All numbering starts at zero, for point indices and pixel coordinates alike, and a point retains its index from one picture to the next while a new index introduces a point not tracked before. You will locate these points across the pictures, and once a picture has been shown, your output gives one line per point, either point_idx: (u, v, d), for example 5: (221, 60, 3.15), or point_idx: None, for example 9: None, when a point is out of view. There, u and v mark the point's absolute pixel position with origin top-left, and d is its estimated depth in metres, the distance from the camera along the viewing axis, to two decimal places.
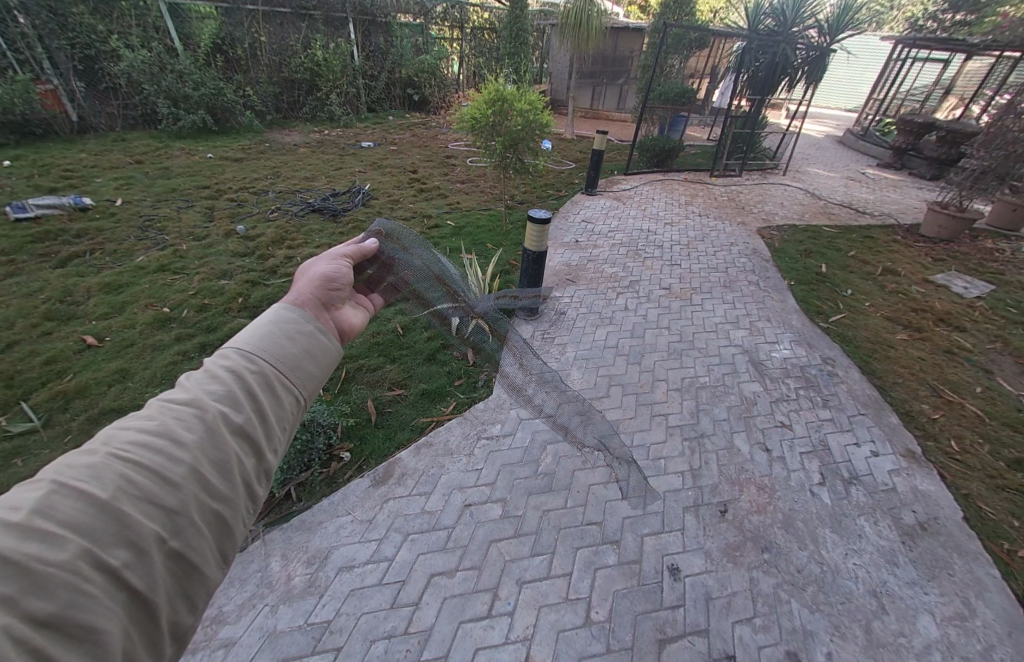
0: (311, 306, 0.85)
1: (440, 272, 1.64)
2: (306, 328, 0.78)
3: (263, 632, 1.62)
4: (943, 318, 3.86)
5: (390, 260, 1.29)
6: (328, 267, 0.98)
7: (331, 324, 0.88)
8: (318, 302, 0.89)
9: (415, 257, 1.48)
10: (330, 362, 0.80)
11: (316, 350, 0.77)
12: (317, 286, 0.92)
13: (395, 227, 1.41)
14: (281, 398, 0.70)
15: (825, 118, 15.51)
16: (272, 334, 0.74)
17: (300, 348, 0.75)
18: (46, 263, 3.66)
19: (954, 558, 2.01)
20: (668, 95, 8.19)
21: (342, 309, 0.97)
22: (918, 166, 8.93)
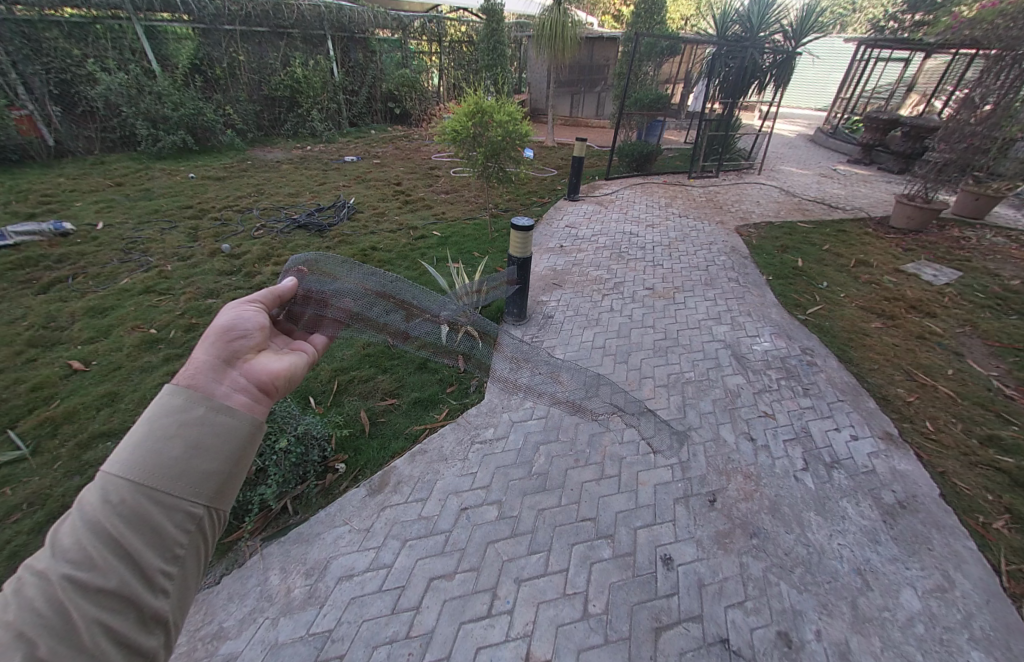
0: (207, 375, 0.73)
1: (380, 289, 1.53)
2: (196, 415, 0.65)
3: (265, 645, 1.63)
4: (915, 305, 4.01)
5: (319, 295, 1.26)
6: (233, 314, 0.89)
7: (239, 386, 0.76)
8: (219, 362, 0.77)
9: (347, 280, 1.40)
10: (239, 440, 0.67)
11: (212, 433, 0.65)
12: (216, 343, 0.81)
13: (311, 259, 1.36)
14: (167, 517, 0.58)
15: (796, 118, 16.02)
16: (145, 435, 0.62)
17: (186, 442, 0.63)
18: (27, 290, 3.62)
19: (932, 533, 2.09)
20: (643, 101, 8.41)
21: (257, 362, 0.85)
22: (886, 161, 9.28)
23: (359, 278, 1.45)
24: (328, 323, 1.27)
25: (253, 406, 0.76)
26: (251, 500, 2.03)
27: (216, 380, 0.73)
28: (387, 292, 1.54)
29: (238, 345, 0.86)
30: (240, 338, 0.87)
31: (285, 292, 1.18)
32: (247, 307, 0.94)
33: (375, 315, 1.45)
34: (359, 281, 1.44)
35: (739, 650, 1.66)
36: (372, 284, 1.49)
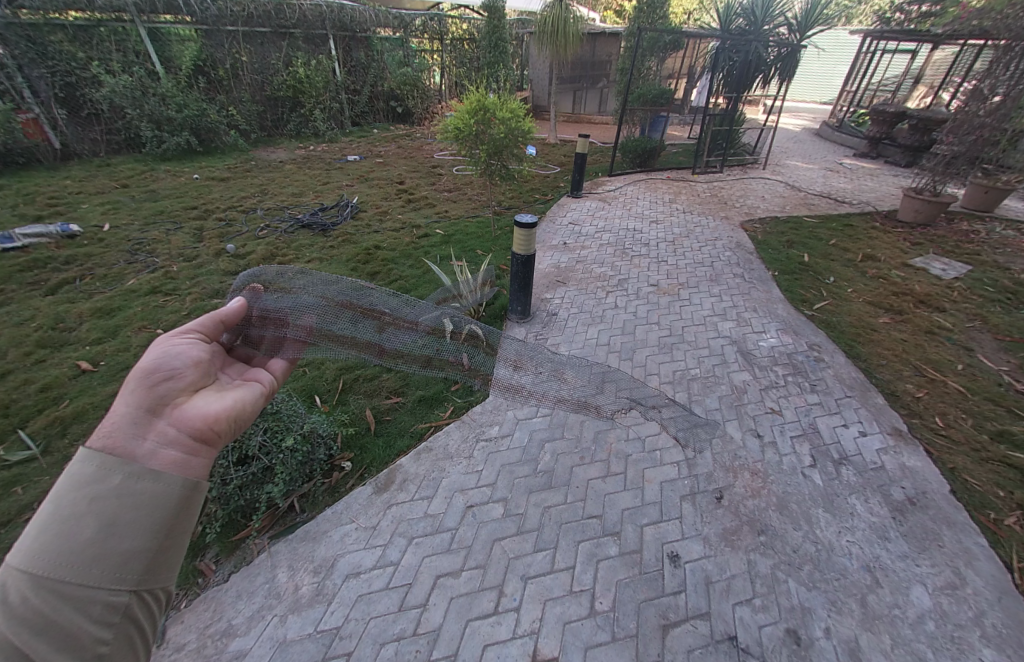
0: (126, 437, 0.77)
1: (342, 299, 1.62)
2: (114, 497, 0.69)
3: (273, 642, 1.64)
4: (923, 299, 3.97)
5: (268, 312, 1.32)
6: (161, 356, 0.93)
7: (165, 443, 0.81)
8: (141, 418, 0.82)
9: (304, 294, 1.49)
10: (162, 512, 0.72)
11: (131, 510, 0.70)
12: (140, 394, 0.86)
13: (264, 275, 1.45)
14: (86, 605, 0.63)
15: (802, 112, 15.86)
16: (58, 519, 0.66)
17: (102, 523, 0.67)
18: (35, 291, 3.66)
19: (943, 530, 2.07)
20: (646, 96, 8.35)
21: (184, 409, 0.90)
22: (893, 154, 9.17)
23: (318, 293, 1.55)
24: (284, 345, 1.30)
25: (180, 463, 0.80)
26: (259, 498, 2.02)
27: (136, 443, 0.77)
28: (351, 301, 1.64)
29: (166, 390, 0.91)
30: (168, 383, 0.92)
31: (232, 313, 1.19)
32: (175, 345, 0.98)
33: (338, 329, 1.54)
34: (317, 296, 1.53)
35: (748, 647, 1.65)
36: (333, 296, 1.59)
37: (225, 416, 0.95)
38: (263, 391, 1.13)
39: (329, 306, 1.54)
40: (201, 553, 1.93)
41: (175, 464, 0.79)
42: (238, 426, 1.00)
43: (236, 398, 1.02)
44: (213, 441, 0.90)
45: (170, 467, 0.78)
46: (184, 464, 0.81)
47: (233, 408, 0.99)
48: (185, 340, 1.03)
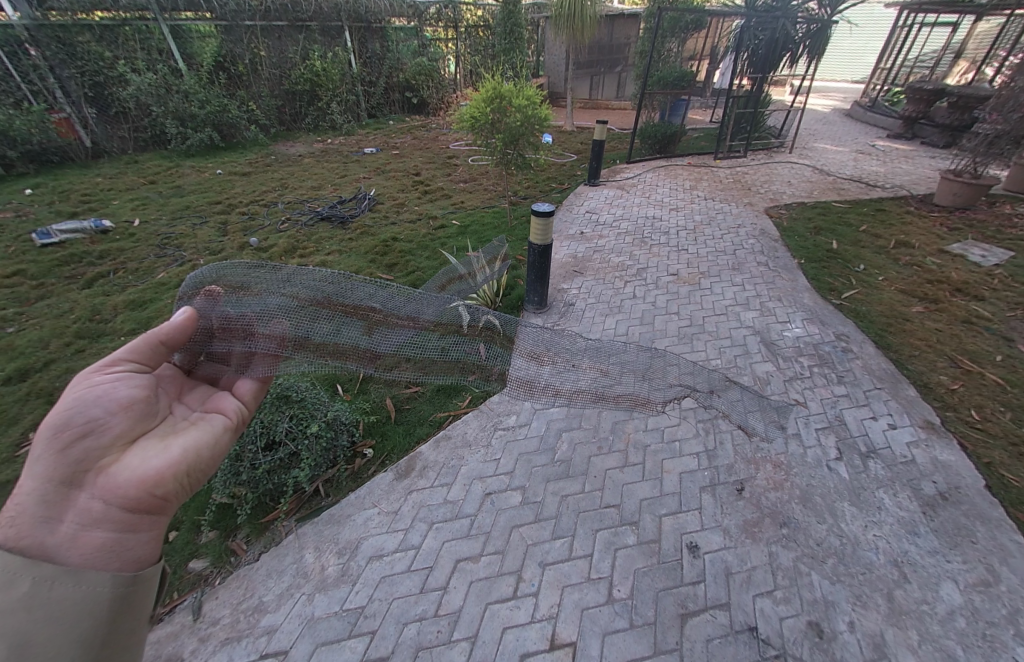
0: (35, 524, 0.78)
1: (319, 296, 1.59)
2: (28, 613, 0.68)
3: (302, 620, 1.71)
4: (960, 287, 3.79)
5: (226, 322, 1.28)
6: (78, 408, 0.91)
7: (87, 524, 0.82)
8: (56, 494, 0.82)
9: (273, 294, 1.46)
10: (89, 617, 0.74)
11: (47, 623, 0.69)
12: (53, 463, 0.85)
13: (224, 271, 1.39)
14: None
15: (832, 92, 15.18)
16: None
17: (14, 643, 0.66)
18: (72, 285, 3.83)
19: (976, 526, 2.00)
20: (667, 80, 8.11)
21: (111, 475, 0.89)
22: (930, 134, 8.73)
23: (291, 290, 1.52)
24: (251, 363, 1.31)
25: (108, 547, 0.82)
26: (285, 483, 2.08)
27: (48, 531, 0.78)
28: (329, 299, 1.62)
29: (88, 450, 0.90)
30: (89, 441, 0.91)
31: (173, 332, 1.14)
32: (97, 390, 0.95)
33: (317, 334, 1.52)
34: (290, 294, 1.51)
35: (768, 639, 1.64)
36: (307, 294, 1.56)
37: (160, 473, 0.95)
38: (212, 425, 1.13)
39: (302, 306, 1.52)
40: (232, 534, 2.01)
41: (101, 550, 0.81)
42: (188, 475, 1.01)
43: (178, 446, 1.01)
44: (146, 507, 0.90)
45: (92, 555, 0.79)
46: (113, 548, 0.83)
47: (174, 460, 0.98)
48: (110, 379, 0.99)
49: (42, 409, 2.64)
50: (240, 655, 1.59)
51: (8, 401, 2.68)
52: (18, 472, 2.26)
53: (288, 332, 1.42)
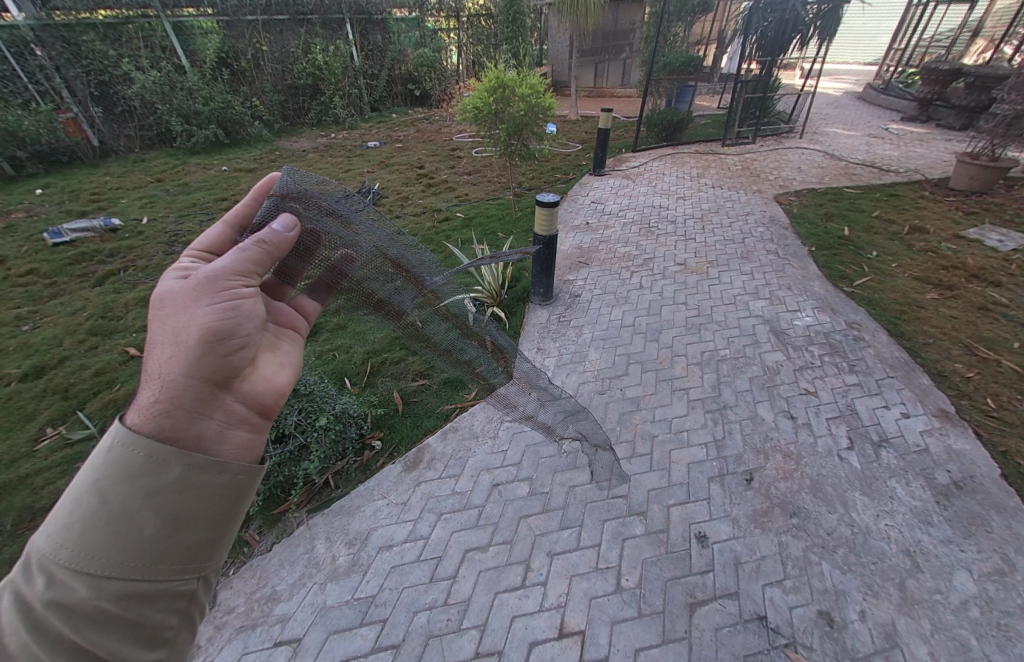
0: (189, 418, 0.72)
1: (393, 254, 1.36)
2: (174, 487, 0.65)
3: (314, 608, 1.73)
4: (977, 273, 3.70)
5: (312, 236, 1.10)
6: (225, 314, 0.81)
7: (232, 422, 0.77)
8: (210, 394, 0.76)
9: (359, 233, 1.24)
10: (226, 504, 0.70)
11: (192, 505, 0.66)
12: (209, 366, 0.76)
13: (314, 183, 1.14)
14: (156, 597, 0.63)
15: (843, 74, 14.79)
16: (109, 512, 0.62)
17: (163, 519, 0.64)
18: (84, 283, 3.88)
19: (991, 515, 1.97)
20: (673, 65, 7.95)
21: (250, 381, 0.83)
22: (945, 116, 8.50)
23: (372, 236, 1.30)
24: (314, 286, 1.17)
25: (247, 446, 0.78)
26: (296, 475, 2.12)
27: (203, 424, 0.73)
28: (401, 262, 1.39)
29: (237, 358, 0.82)
30: (239, 349, 0.82)
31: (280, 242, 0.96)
32: (243, 301, 0.84)
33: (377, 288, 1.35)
34: (370, 240, 1.29)
35: (778, 628, 1.64)
36: (387, 248, 1.35)
37: (288, 386, 0.92)
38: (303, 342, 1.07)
39: (378, 260, 1.31)
40: (245, 524, 2.05)
41: (243, 447, 0.77)
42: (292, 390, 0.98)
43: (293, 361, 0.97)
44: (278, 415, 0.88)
45: (236, 451, 0.75)
46: (252, 445, 0.79)
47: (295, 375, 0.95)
48: (247, 287, 0.87)
49: (58, 405, 2.69)
50: (256, 643, 1.63)
51: (26, 398, 2.74)
52: (38, 466, 2.31)
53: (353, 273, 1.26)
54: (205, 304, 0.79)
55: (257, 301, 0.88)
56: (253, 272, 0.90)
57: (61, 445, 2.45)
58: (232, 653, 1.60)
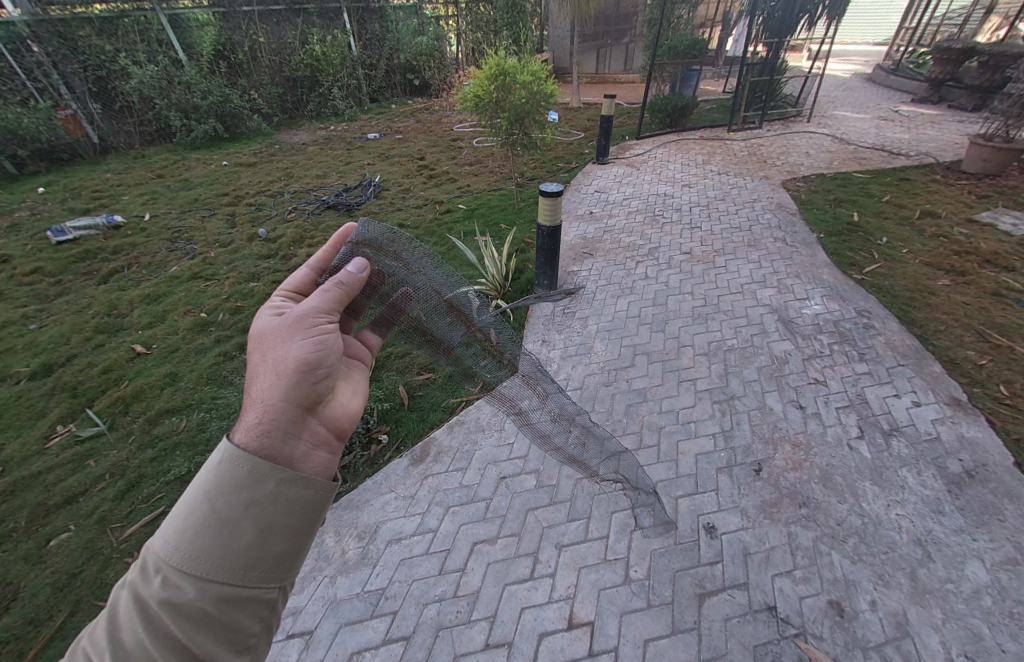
0: (283, 437, 0.71)
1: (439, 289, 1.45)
2: (268, 494, 0.64)
3: (325, 601, 1.75)
4: (990, 258, 3.63)
5: (375, 278, 1.16)
6: (315, 346, 0.82)
7: (316, 444, 0.76)
8: (301, 419, 0.75)
9: (415, 274, 1.34)
10: (312, 516, 0.69)
11: (284, 516, 0.65)
12: (302, 393, 0.77)
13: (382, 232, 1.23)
14: (246, 607, 0.60)
15: (852, 55, 14.43)
16: (212, 519, 0.61)
17: (257, 529, 0.62)
18: (89, 281, 3.89)
19: (1004, 504, 1.95)
20: (677, 49, 7.76)
21: (331, 409, 0.84)
22: (958, 97, 8.30)
23: (426, 275, 1.39)
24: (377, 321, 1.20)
25: (329, 465, 0.77)
26: None
27: (293, 445, 0.72)
28: (448, 298, 1.49)
29: (322, 386, 0.82)
30: (324, 377, 0.83)
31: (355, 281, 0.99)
32: (328, 334, 0.86)
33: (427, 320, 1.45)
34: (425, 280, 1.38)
35: (788, 618, 1.63)
36: (438, 285, 1.44)
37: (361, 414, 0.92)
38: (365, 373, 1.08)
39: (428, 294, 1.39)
40: None
41: (324, 465, 0.76)
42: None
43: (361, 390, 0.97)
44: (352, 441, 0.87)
45: (319, 471, 0.74)
46: (331, 463, 0.78)
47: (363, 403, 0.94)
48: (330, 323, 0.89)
49: (68, 402, 2.71)
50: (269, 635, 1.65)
51: (36, 396, 2.76)
52: (50, 463, 2.33)
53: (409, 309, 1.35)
54: (299, 339, 0.80)
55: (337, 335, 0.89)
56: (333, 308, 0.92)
57: (72, 442, 2.47)
58: None
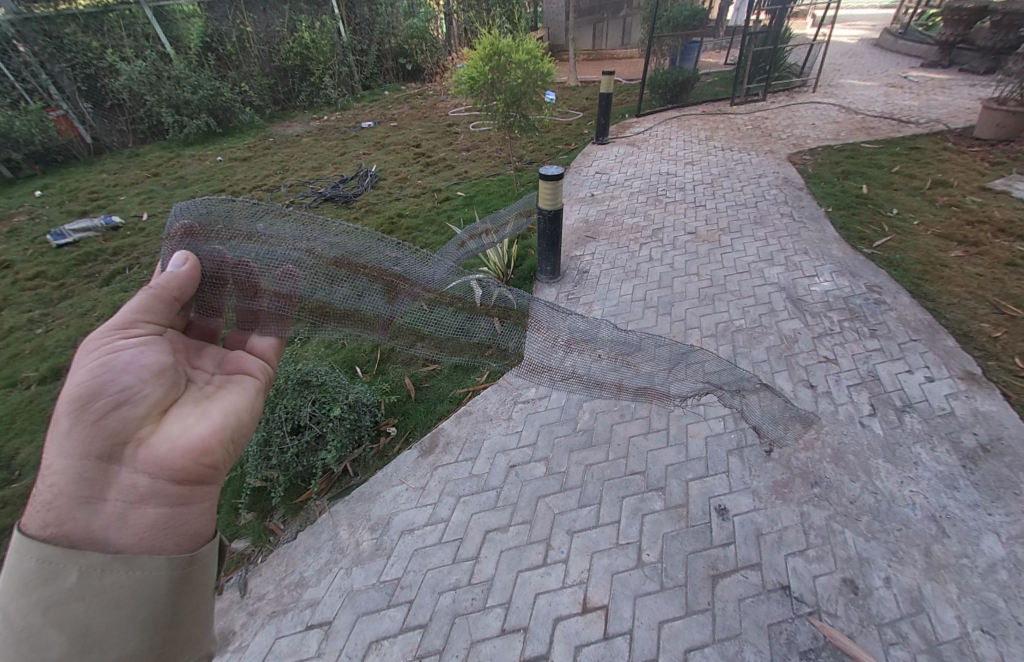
0: (75, 507, 0.63)
1: (341, 255, 1.25)
2: (70, 594, 0.57)
3: (342, 592, 1.77)
4: (1004, 227, 3.54)
5: (242, 270, 1.02)
6: (101, 374, 0.74)
7: (134, 501, 0.68)
8: (93, 471, 0.67)
9: (283, 243, 1.13)
10: (153, 603, 0.62)
11: (103, 614, 0.58)
12: (84, 437, 0.69)
13: (218, 205, 1.06)
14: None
15: (859, 19, 13.93)
16: (12, 634, 0.55)
17: (73, 635, 0.56)
18: (92, 283, 3.88)
19: (1020, 477, 1.93)
20: (676, 21, 7.44)
21: (149, 442, 0.74)
22: (970, 60, 8.04)
23: (307, 243, 1.19)
24: (267, 319, 1.08)
25: (164, 525, 0.69)
26: (315, 464, 2.14)
27: (91, 512, 0.64)
28: (353, 260, 1.27)
29: (123, 418, 0.74)
30: (123, 406, 0.74)
31: (175, 285, 0.90)
32: (119, 352, 0.78)
33: (336, 296, 1.23)
34: (304, 245, 1.18)
35: (802, 596, 1.64)
36: (329, 249, 1.23)
37: (211, 440, 0.80)
38: (250, 387, 0.97)
39: (321, 264, 1.19)
40: (270, 514, 2.08)
41: (156, 528, 0.68)
42: (234, 442, 0.87)
43: (220, 410, 0.86)
44: (198, 474, 0.76)
45: (149, 535, 0.67)
46: (170, 525, 0.70)
47: (219, 425, 0.83)
48: (134, 340, 0.82)
49: None
50: (288, 627, 1.67)
51: (47, 400, 2.78)
52: None
53: (301, 290, 1.14)
54: (78, 374, 0.72)
55: (143, 352, 0.81)
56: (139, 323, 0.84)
57: None
58: (266, 638, 1.64)
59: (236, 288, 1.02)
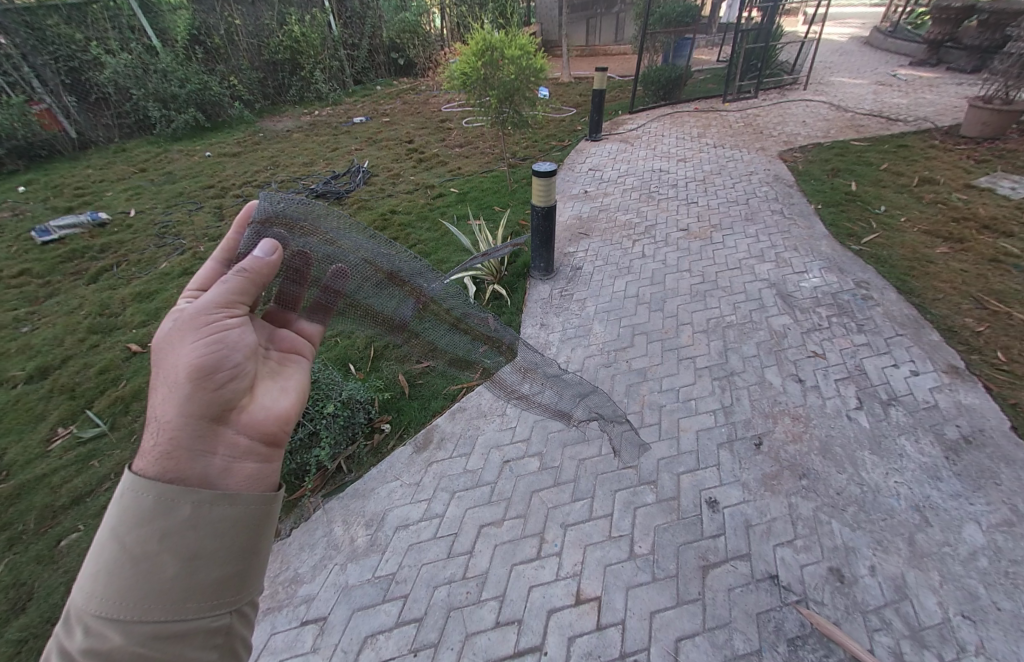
0: (190, 456, 0.68)
1: (389, 266, 1.29)
2: (182, 520, 0.61)
3: (337, 587, 1.78)
4: (988, 224, 3.61)
5: (299, 258, 1.04)
6: (211, 348, 0.77)
7: (236, 456, 0.73)
8: (207, 430, 0.72)
9: (351, 249, 1.17)
10: (246, 536, 0.67)
11: (211, 539, 0.62)
12: (201, 402, 0.73)
13: (294, 204, 1.06)
14: (187, 641, 0.58)
15: (850, 18, 14.03)
16: (128, 558, 0.58)
17: (183, 558, 0.60)
18: (79, 280, 3.82)
19: (1001, 468, 1.98)
20: (670, 17, 7.42)
21: (249, 413, 0.79)
22: (956, 58, 8.16)
23: (368, 251, 1.22)
24: (312, 307, 1.10)
25: (257, 477, 0.74)
26: (308, 461, 2.16)
27: (207, 462, 0.69)
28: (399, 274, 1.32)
29: (227, 389, 0.78)
30: (230, 379, 0.79)
31: (265, 270, 0.89)
32: (225, 330, 0.81)
33: (378, 302, 1.30)
34: (365, 254, 1.21)
35: (789, 585, 1.67)
36: (382, 261, 1.26)
37: (289, 413, 0.88)
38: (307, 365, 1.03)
39: (374, 276, 1.25)
40: None
41: (251, 478, 0.73)
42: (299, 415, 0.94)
43: (292, 388, 0.92)
44: (283, 443, 0.83)
45: (247, 482, 0.71)
46: (260, 477, 0.75)
47: (293, 400, 0.90)
48: (231, 318, 0.84)
49: (66, 405, 2.69)
50: (283, 623, 1.68)
51: (33, 399, 2.74)
52: (53, 466, 2.33)
53: (350, 289, 1.18)
54: (191, 341, 0.75)
55: (244, 330, 0.84)
56: (238, 302, 0.86)
57: (73, 444, 2.47)
58: (262, 633, 1.65)
59: (286, 274, 1.03)
